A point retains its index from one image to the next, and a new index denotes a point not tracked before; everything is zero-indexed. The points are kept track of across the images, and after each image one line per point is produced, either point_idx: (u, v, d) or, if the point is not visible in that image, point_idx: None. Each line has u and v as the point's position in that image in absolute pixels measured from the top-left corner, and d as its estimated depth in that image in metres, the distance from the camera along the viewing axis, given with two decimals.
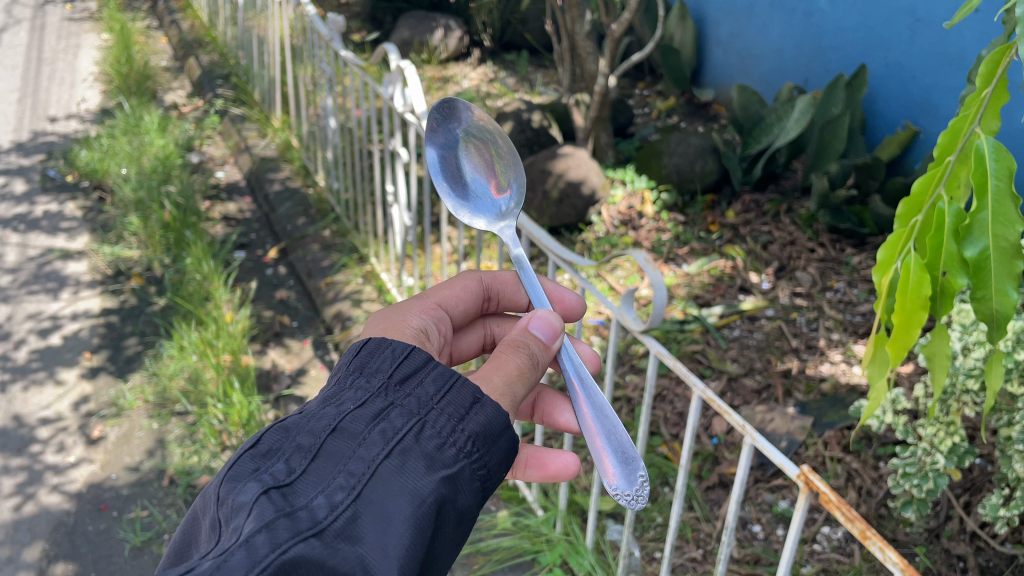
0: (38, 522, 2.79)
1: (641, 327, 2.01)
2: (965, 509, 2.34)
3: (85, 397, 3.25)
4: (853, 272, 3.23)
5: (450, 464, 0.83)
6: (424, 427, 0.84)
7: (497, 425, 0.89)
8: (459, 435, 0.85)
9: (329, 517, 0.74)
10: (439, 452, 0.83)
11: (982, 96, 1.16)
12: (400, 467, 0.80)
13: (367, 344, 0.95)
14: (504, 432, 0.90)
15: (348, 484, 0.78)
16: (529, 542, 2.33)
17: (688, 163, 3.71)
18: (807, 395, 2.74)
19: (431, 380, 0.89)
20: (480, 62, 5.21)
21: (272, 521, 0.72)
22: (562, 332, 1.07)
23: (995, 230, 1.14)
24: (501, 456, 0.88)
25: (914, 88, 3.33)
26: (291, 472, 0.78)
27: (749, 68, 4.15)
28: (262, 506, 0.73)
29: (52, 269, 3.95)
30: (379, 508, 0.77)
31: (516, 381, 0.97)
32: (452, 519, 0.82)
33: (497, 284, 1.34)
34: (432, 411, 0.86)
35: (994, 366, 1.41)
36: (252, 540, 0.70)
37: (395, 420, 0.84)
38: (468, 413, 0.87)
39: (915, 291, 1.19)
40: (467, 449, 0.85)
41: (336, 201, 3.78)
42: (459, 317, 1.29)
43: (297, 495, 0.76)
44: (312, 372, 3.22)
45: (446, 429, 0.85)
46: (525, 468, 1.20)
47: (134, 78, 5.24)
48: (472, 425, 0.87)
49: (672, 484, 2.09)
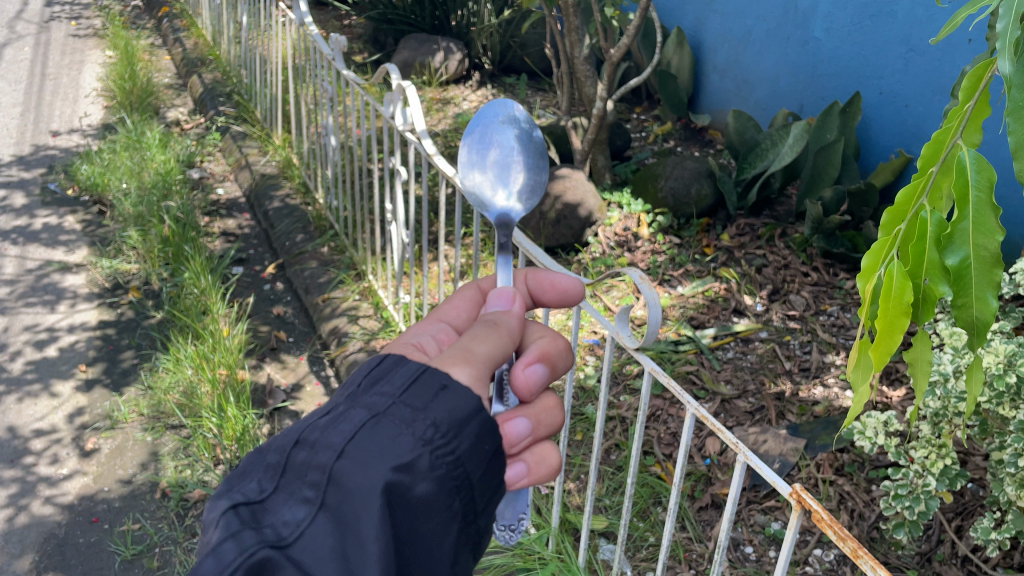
0: (29, 533, 2.78)
1: (636, 344, 2.02)
2: (957, 533, 2.35)
3: (80, 409, 3.24)
4: (845, 297, 3.27)
5: (404, 456, 0.76)
6: (381, 423, 0.78)
7: (463, 410, 0.80)
8: (421, 426, 0.78)
9: (292, 532, 0.74)
10: (398, 445, 0.77)
11: (965, 109, 1.22)
12: (358, 468, 0.75)
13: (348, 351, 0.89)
14: (474, 417, 0.81)
15: (311, 493, 0.76)
16: (522, 560, 2.31)
17: (683, 187, 3.76)
18: (799, 418, 2.76)
19: (394, 372, 0.82)
20: (480, 85, 5.27)
21: (239, 532, 0.73)
22: (522, 302, 0.99)
23: (976, 240, 1.19)
24: (469, 441, 0.80)
25: (908, 117, 3.39)
26: (263, 485, 0.77)
27: (744, 95, 4.22)
28: (226, 522, 0.73)
29: (50, 282, 3.96)
30: (341, 515, 0.75)
31: (474, 344, 0.89)
32: (418, 509, 0.77)
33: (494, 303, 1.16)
34: (393, 405, 0.79)
35: (972, 374, 1.46)
36: (219, 551, 0.72)
37: (354, 420, 0.78)
38: (427, 404, 0.79)
39: (898, 297, 1.21)
40: (426, 437, 0.78)
41: (334, 218, 3.79)
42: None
43: (269, 507, 0.76)
44: (307, 389, 3.24)
45: (407, 422, 0.78)
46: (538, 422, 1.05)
47: (136, 94, 5.26)
48: (432, 416, 0.79)
49: (628, 489, 2.11)
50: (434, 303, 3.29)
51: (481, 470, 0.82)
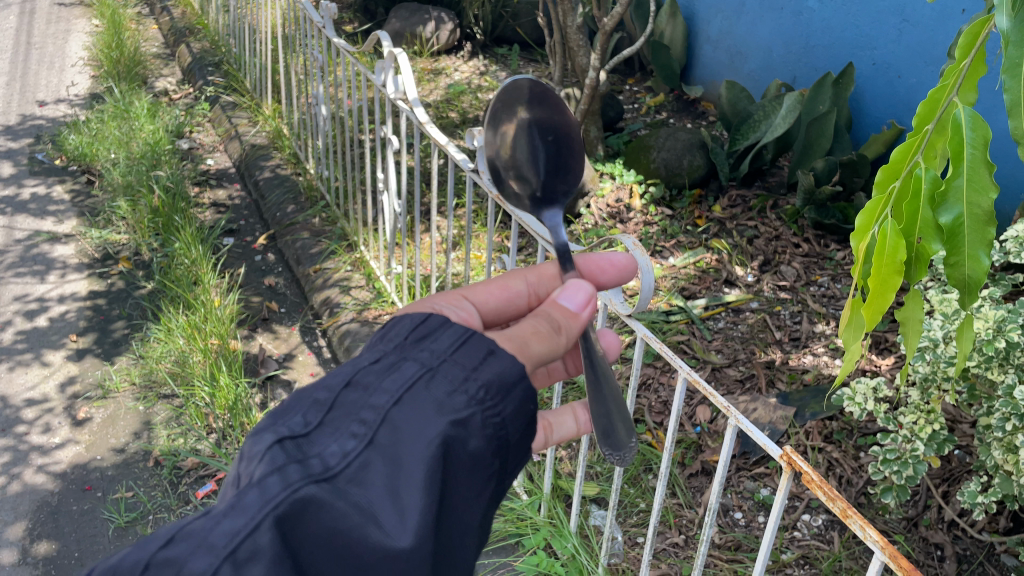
0: (22, 501, 2.78)
1: (628, 312, 1.99)
2: (943, 498, 2.39)
3: (71, 378, 3.24)
4: (836, 267, 3.29)
5: (460, 409, 0.67)
6: (436, 374, 0.68)
7: (513, 374, 0.70)
8: (472, 384, 0.68)
9: (340, 468, 0.63)
10: (450, 398, 0.67)
11: (962, 67, 1.20)
12: (412, 414, 0.66)
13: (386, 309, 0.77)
14: (520, 381, 0.70)
15: (358, 430, 0.65)
16: (514, 526, 2.34)
17: (676, 158, 3.76)
18: (789, 386, 2.78)
19: (445, 326, 0.72)
20: (471, 56, 5.23)
21: (283, 465, 0.62)
22: (596, 308, 0.86)
23: (970, 197, 1.17)
24: (519, 404, 0.70)
25: (900, 88, 3.39)
26: (308, 417, 0.66)
27: (737, 66, 4.20)
28: (269, 455, 0.63)
29: (39, 252, 3.94)
30: (393, 459, 0.64)
31: (531, 339, 0.79)
32: (467, 467, 0.67)
33: (541, 279, 1.02)
34: (445, 361, 0.69)
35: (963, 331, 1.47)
36: (262, 482, 0.61)
37: (407, 369, 0.68)
38: (480, 362, 0.69)
39: (891, 256, 1.23)
40: (479, 397, 0.68)
41: (325, 188, 3.77)
42: (489, 318, 0.97)
43: (313, 441, 0.65)
44: (299, 358, 3.25)
45: (457, 378, 0.68)
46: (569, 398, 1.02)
47: (124, 64, 5.20)
48: (486, 374, 0.69)
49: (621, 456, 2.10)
50: (426, 274, 3.29)
51: (529, 437, 0.72)
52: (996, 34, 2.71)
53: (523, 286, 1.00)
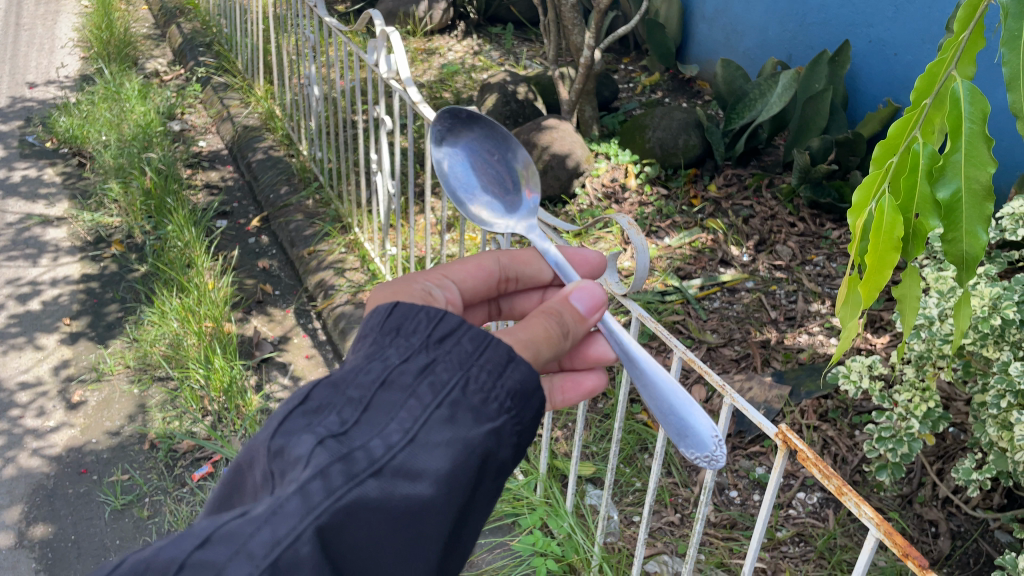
0: (17, 485, 2.78)
1: (623, 291, 1.97)
2: (937, 475, 2.39)
3: (65, 362, 3.23)
4: (831, 247, 3.28)
5: (493, 418, 0.71)
6: (469, 381, 0.72)
7: (533, 381, 0.75)
8: (500, 391, 0.73)
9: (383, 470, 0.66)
10: (484, 405, 0.71)
11: (960, 40, 1.18)
12: (450, 418, 0.69)
13: (400, 305, 0.79)
14: (537, 391, 0.76)
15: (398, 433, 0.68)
16: (510, 505, 2.34)
17: (671, 137, 3.74)
18: (784, 364, 2.78)
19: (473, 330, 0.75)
20: (465, 35, 5.18)
21: (327, 467, 0.64)
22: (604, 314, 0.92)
23: (968, 172, 1.16)
24: (537, 412, 0.75)
25: (896, 66, 3.37)
26: (346, 416, 0.68)
27: (733, 44, 4.17)
28: (315, 456, 0.65)
29: (31, 235, 3.91)
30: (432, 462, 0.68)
31: (542, 343, 0.83)
32: (493, 474, 0.71)
33: (514, 264, 1.16)
34: (474, 367, 0.73)
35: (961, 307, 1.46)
36: (306, 487, 0.63)
37: (442, 373, 0.71)
38: (505, 370, 0.74)
39: (888, 232, 1.21)
40: (507, 406, 0.72)
41: (319, 169, 3.74)
42: (467, 295, 1.08)
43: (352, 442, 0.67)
44: (294, 340, 3.24)
45: (488, 385, 0.72)
46: (562, 394, 1.13)
47: (114, 45, 5.15)
48: (511, 381, 0.73)
49: (616, 435, 2.08)
50: (420, 256, 3.28)
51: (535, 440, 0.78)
52: (993, 10, 2.69)
53: (496, 265, 1.13)
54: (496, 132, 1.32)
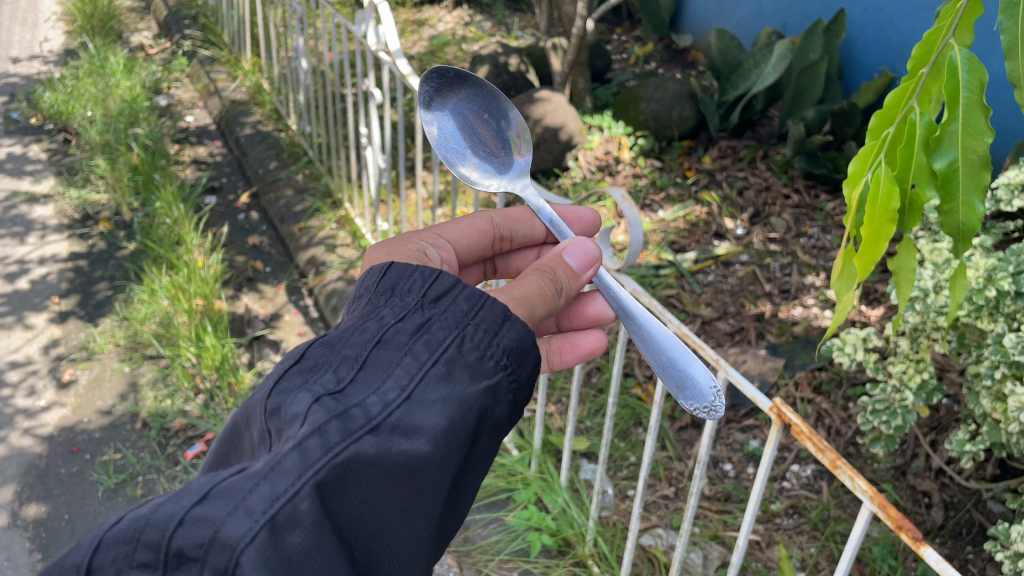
0: (9, 464, 2.76)
1: (617, 266, 1.96)
2: (931, 446, 2.39)
3: (55, 341, 3.21)
4: (826, 218, 3.23)
5: (489, 375, 0.79)
6: (464, 340, 0.80)
7: (527, 340, 0.84)
8: (495, 348, 0.81)
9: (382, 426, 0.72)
10: (480, 363, 0.79)
11: (958, 7, 1.15)
12: (446, 375, 0.76)
13: (394, 269, 0.88)
14: (531, 349, 0.84)
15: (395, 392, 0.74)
16: (504, 481, 2.34)
17: (665, 109, 3.69)
18: (779, 337, 2.77)
19: (464, 293, 0.83)
20: (455, 6, 5.10)
21: (325, 424, 0.69)
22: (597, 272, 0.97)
23: (965, 142, 1.14)
24: (531, 370, 0.84)
25: (892, 34, 3.33)
26: (343, 375, 0.75)
27: (727, 13, 4.11)
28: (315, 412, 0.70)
29: (17, 214, 3.87)
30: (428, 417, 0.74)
31: (536, 300, 0.90)
32: (485, 427, 0.79)
33: (510, 222, 1.21)
34: (468, 326, 0.81)
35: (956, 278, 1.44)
36: (304, 443, 0.68)
37: (436, 333, 0.79)
38: (501, 328, 0.82)
39: (885, 204, 1.17)
40: (501, 362, 0.81)
41: (308, 144, 3.70)
42: (462, 254, 1.16)
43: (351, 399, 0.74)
44: (286, 317, 3.21)
45: (483, 342, 0.81)
46: (559, 357, 1.17)
47: (98, 18, 5.06)
48: (505, 340, 0.82)
49: (611, 410, 2.06)
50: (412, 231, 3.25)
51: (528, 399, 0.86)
52: None
53: (490, 225, 1.19)
54: (486, 91, 1.29)
